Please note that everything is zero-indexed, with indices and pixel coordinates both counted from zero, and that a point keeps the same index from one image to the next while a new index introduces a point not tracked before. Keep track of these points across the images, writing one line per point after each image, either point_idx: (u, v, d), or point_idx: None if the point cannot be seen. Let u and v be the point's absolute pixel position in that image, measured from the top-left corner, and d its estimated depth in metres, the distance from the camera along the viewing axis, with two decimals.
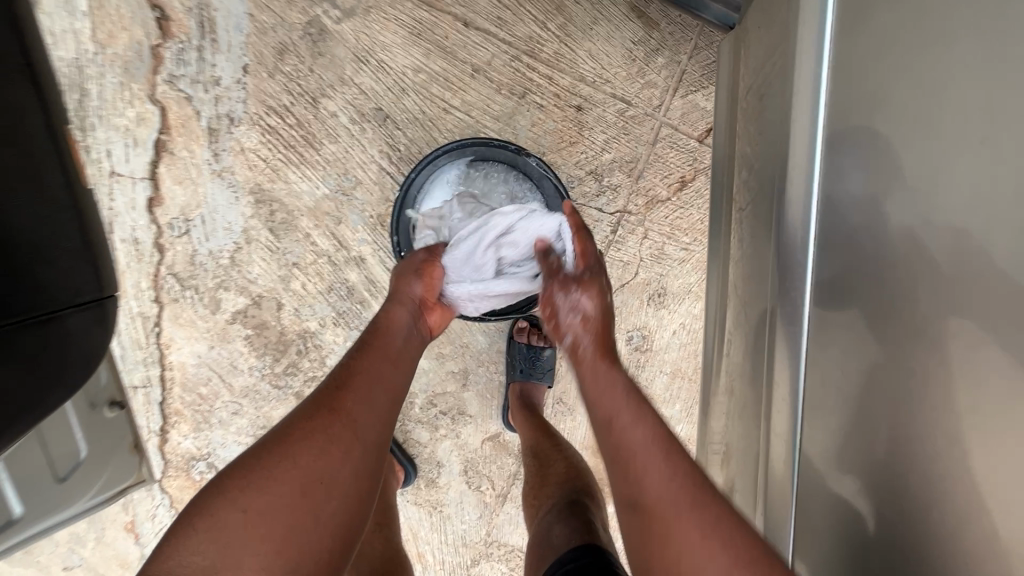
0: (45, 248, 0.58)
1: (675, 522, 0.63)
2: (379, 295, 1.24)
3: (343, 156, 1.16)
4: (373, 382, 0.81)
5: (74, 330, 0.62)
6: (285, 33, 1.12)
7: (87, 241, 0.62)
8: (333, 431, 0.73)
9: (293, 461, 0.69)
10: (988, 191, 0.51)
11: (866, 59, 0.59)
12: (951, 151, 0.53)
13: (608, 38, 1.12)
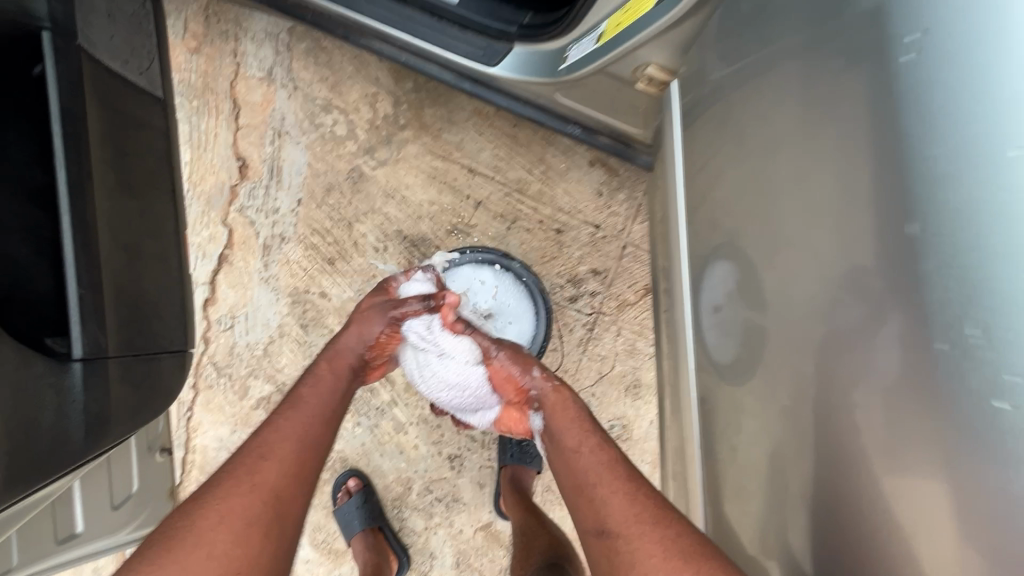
0: (162, 309, 0.81)
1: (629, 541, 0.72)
2: (388, 384, 1.42)
3: (368, 266, 1.44)
4: (291, 439, 0.83)
5: (165, 370, 0.80)
6: (332, 176, 1.45)
7: (184, 307, 0.85)
8: (251, 491, 0.75)
9: (210, 527, 0.71)
10: (809, 271, 0.64)
11: (731, 190, 0.79)
12: (783, 243, 0.68)
13: (579, 180, 1.45)
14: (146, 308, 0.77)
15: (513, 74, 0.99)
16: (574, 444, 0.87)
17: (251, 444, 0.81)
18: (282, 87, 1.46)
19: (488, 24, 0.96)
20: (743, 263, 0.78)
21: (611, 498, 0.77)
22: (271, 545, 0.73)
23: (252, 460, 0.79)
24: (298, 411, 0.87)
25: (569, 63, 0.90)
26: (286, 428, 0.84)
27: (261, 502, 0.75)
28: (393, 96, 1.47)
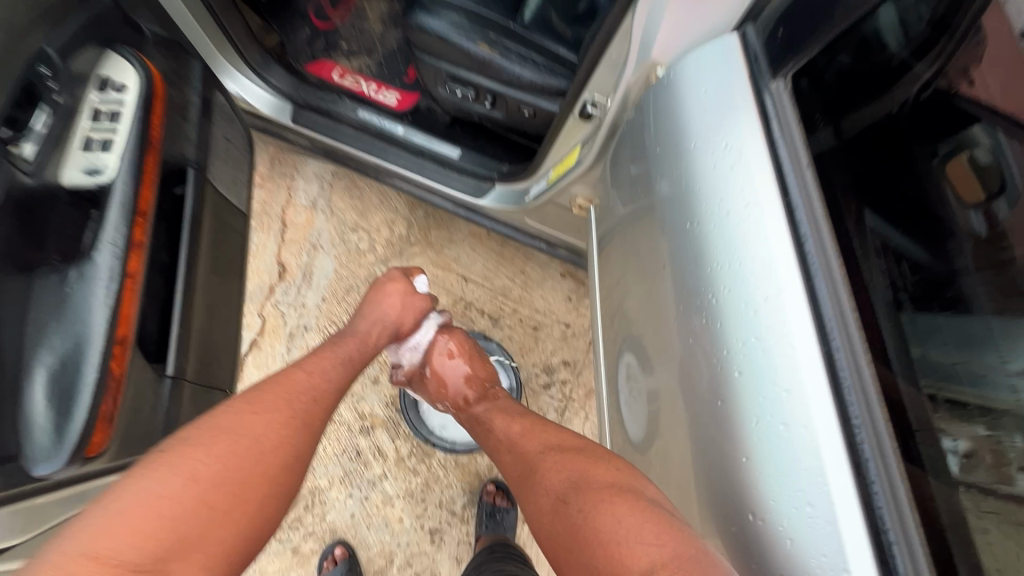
0: (222, 357, 1.07)
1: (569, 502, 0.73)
2: (380, 458, 1.60)
3: None
4: (315, 377, 0.91)
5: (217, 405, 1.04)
6: (354, 279, 1.80)
7: (234, 359, 1.12)
8: (283, 409, 0.82)
9: (244, 430, 0.77)
10: (650, 307, 0.90)
11: (614, 280, 1.09)
12: (638, 298, 0.96)
13: (553, 288, 1.80)
14: (211, 357, 1.02)
15: (497, 205, 1.35)
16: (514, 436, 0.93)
17: (279, 375, 0.88)
18: (322, 212, 1.87)
19: (479, 171, 1.35)
20: (625, 338, 1.03)
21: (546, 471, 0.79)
22: (298, 461, 0.80)
23: (286, 388, 0.86)
24: (323, 363, 0.95)
25: (532, 195, 1.25)
26: (311, 369, 0.92)
27: (291, 416, 0.82)
28: (407, 221, 1.88)
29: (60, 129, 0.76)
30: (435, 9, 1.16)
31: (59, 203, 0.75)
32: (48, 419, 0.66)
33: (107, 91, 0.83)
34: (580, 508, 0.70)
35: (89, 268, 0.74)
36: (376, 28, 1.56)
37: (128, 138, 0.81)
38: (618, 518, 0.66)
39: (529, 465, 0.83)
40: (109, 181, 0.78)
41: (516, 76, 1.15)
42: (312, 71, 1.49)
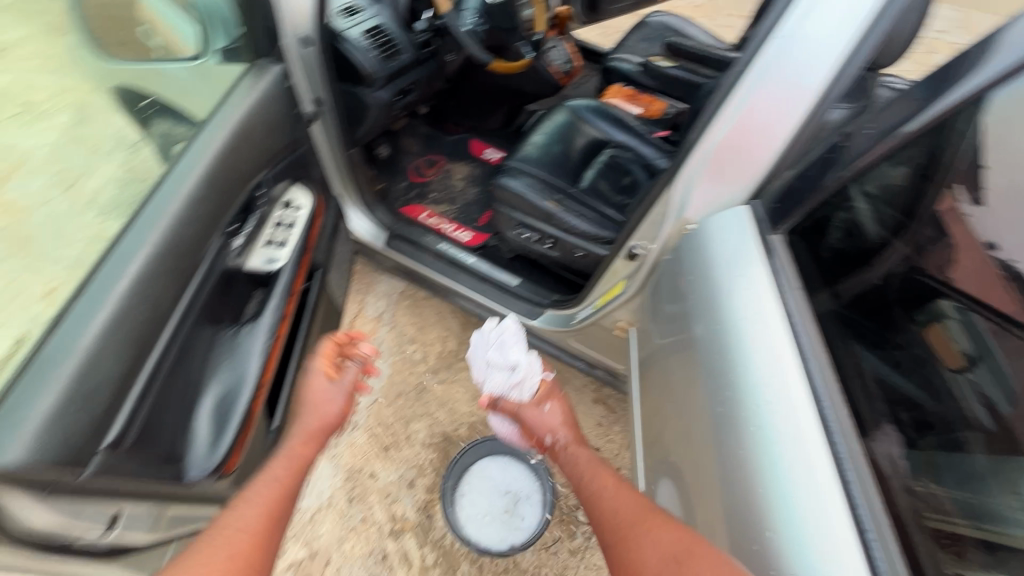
0: (307, 420, 1.24)
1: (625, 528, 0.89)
2: (405, 566, 1.59)
3: (415, 456, 1.79)
4: (256, 514, 0.81)
5: (300, 453, 1.24)
6: (403, 384, 1.94)
7: None
8: (223, 559, 0.73)
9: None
10: (678, 405, 1.04)
11: (647, 394, 1.22)
12: (667, 402, 1.09)
13: (585, 411, 1.92)
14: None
15: (546, 325, 1.59)
16: (587, 478, 1.05)
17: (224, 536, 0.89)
18: (384, 322, 2.07)
19: (533, 297, 1.62)
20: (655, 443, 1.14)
21: (608, 503, 0.96)
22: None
23: (216, 531, 0.77)
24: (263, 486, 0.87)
25: (579, 319, 1.48)
26: (252, 500, 0.83)
27: (225, 560, 0.73)
28: (459, 339, 2.08)
29: (257, 230, 1.05)
30: (517, 174, 1.53)
31: (243, 279, 1.01)
32: (211, 437, 0.93)
33: (286, 208, 1.16)
34: (626, 543, 0.87)
35: (253, 328, 1.01)
36: (460, 185, 2.00)
37: (295, 244, 1.13)
38: (657, 546, 0.83)
39: (591, 507, 0.99)
40: (279, 270, 1.07)
41: (574, 226, 1.48)
42: (406, 211, 1.88)
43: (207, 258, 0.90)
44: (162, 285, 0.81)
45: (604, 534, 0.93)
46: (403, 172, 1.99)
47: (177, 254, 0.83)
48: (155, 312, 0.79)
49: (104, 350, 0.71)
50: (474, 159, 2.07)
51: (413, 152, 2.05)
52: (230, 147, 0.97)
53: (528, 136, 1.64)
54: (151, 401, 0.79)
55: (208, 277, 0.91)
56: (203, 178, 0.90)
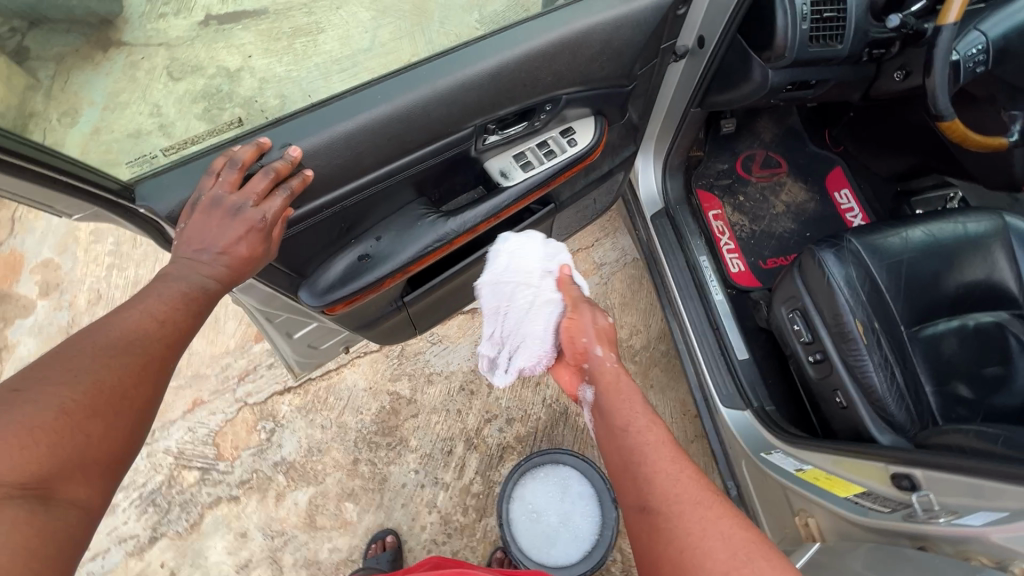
0: (429, 304, 1.31)
1: (675, 499, 0.69)
2: (456, 474, 1.67)
3: (532, 402, 1.76)
4: (167, 310, 0.72)
5: (410, 324, 1.33)
6: None
7: (433, 309, 1.35)
8: (140, 359, 0.65)
9: (87, 388, 0.59)
10: None
11: None
12: None
13: None
14: (433, 308, 1.35)
15: (732, 425, 1.29)
16: (624, 404, 0.84)
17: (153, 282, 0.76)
18: (600, 274, 1.91)
19: (745, 388, 1.30)
20: None
21: (648, 453, 0.75)
22: (176, 335, 0.72)
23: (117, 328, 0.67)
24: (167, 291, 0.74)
25: (768, 457, 1.16)
26: (162, 305, 0.72)
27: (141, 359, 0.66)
28: (647, 343, 1.84)
29: (519, 137, 1.01)
30: (846, 259, 1.11)
31: (473, 171, 1.03)
32: (337, 278, 0.98)
33: (564, 135, 1.05)
34: (680, 520, 0.66)
35: (438, 223, 1.00)
36: (777, 207, 1.61)
37: (542, 173, 1.03)
38: (726, 544, 0.63)
39: (631, 459, 0.75)
40: (506, 186, 1.02)
41: (862, 371, 1.04)
42: (699, 197, 1.60)
43: (446, 140, 0.92)
44: (377, 144, 0.85)
45: (646, 498, 0.70)
46: (731, 154, 1.66)
47: (406, 125, 0.86)
48: (356, 161, 0.85)
49: (309, 164, 0.82)
50: (817, 190, 1.63)
51: (759, 140, 1.68)
52: (542, 52, 0.90)
53: (908, 223, 1.16)
54: (311, 224, 0.89)
55: (432, 155, 0.92)
56: (488, 72, 0.88)
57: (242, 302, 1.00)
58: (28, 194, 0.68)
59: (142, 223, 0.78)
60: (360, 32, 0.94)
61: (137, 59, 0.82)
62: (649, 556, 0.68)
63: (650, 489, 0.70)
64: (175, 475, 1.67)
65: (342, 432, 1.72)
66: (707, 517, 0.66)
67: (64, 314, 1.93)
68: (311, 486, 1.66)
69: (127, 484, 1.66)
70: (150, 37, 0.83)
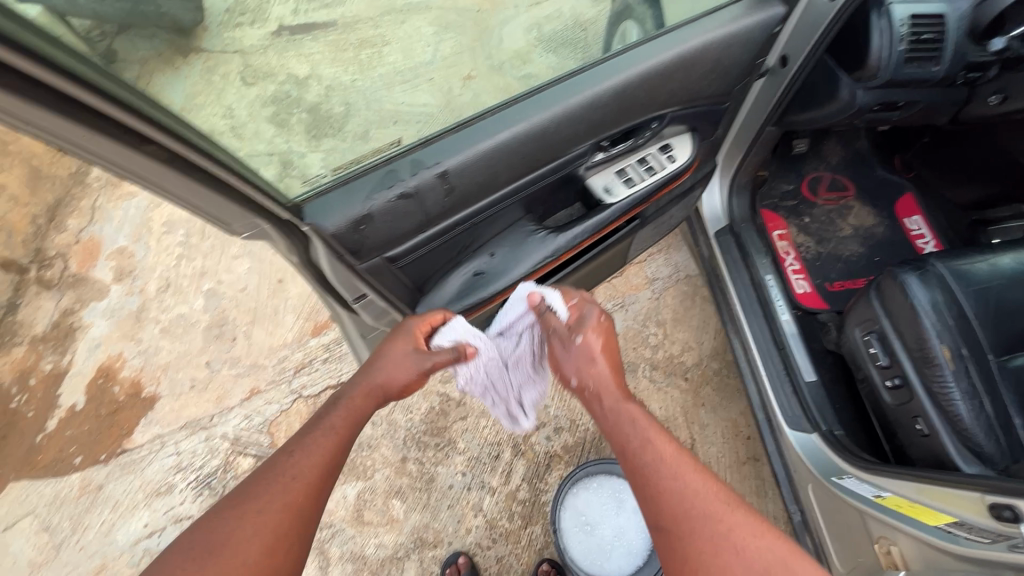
0: None
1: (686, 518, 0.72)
2: (502, 479, 1.67)
3: (580, 412, 1.76)
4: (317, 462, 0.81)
5: None
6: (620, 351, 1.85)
7: None
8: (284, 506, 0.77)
9: (228, 553, 0.71)
10: None
11: None
12: None
13: None
14: None
15: (798, 447, 1.26)
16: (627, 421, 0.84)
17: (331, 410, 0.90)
18: (653, 289, 1.91)
19: (813, 410, 1.27)
20: None
21: (656, 469, 0.77)
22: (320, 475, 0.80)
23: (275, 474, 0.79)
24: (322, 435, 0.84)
25: (840, 482, 1.13)
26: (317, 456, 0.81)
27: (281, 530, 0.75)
28: (699, 361, 1.83)
29: (622, 155, 1.00)
30: (932, 284, 1.08)
31: (575, 188, 1.02)
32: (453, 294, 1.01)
33: (663, 150, 1.04)
34: (699, 544, 0.70)
35: (548, 239, 1.01)
36: (844, 230, 1.59)
37: (642, 189, 1.02)
38: (745, 560, 0.68)
39: (637, 482, 0.77)
40: (610, 203, 1.01)
41: (947, 399, 1.01)
42: (764, 216, 1.60)
43: (562, 159, 0.92)
44: (511, 163, 0.84)
45: (658, 520, 0.74)
46: (796, 175, 1.66)
47: (537, 146, 0.85)
48: (487, 181, 0.84)
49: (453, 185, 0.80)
50: (887, 216, 1.60)
51: (825, 163, 1.67)
52: (659, 72, 0.87)
53: (995, 251, 1.13)
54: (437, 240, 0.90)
55: (549, 173, 0.92)
56: (608, 91, 0.85)
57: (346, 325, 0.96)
58: (219, 210, 0.64)
59: (297, 238, 0.73)
60: (423, 45, 1.03)
61: (213, 64, 0.85)
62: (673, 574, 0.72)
63: (659, 509, 0.74)
64: (230, 460, 1.75)
65: (392, 429, 1.75)
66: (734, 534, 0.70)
67: (135, 299, 2.02)
68: (360, 481, 1.68)
69: (186, 466, 1.73)
70: (228, 44, 0.88)
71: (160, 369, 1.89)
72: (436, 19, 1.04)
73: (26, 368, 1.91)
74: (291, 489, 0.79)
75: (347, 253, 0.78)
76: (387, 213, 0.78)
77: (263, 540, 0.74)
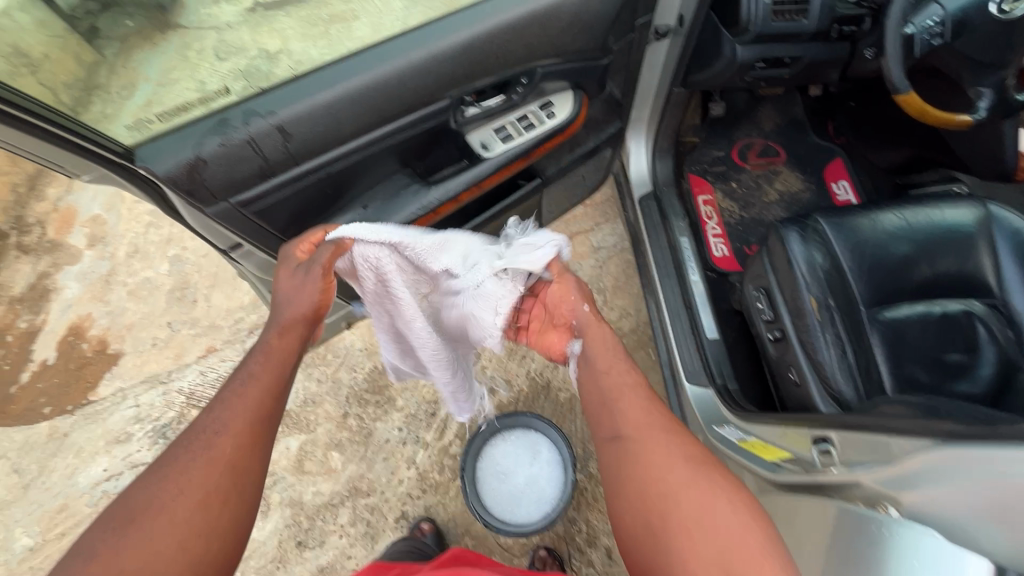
0: None
1: (653, 441, 0.80)
2: (436, 435, 1.75)
3: (515, 374, 1.82)
4: (246, 405, 0.74)
5: None
6: None
7: None
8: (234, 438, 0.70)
9: (168, 495, 0.65)
10: None
11: None
12: None
13: None
14: None
15: (693, 401, 1.29)
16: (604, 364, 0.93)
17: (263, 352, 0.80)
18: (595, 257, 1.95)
19: (711, 364, 1.31)
20: None
21: (627, 407, 0.86)
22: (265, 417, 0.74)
23: (196, 435, 0.71)
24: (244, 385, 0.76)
25: (719, 431, 1.17)
26: (243, 407, 0.73)
27: (211, 484, 0.67)
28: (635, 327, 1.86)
29: (499, 111, 1.00)
30: (809, 240, 1.11)
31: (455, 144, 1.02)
32: None
33: (544, 108, 1.05)
34: (649, 453, 0.79)
35: (422, 193, 0.98)
36: (769, 195, 1.60)
37: (521, 145, 1.02)
38: (678, 463, 0.77)
39: (602, 402, 0.89)
40: (486, 158, 1.01)
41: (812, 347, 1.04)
42: (690, 181, 1.61)
43: (427, 111, 0.88)
44: (357, 113, 0.79)
45: (617, 433, 0.83)
46: (727, 142, 1.66)
47: (385, 96, 0.80)
48: (336, 130, 0.79)
49: (293, 133, 0.74)
50: (815, 182, 1.60)
51: (759, 129, 1.68)
52: (512, 25, 0.86)
53: (881, 209, 1.15)
54: (293, 192, 0.82)
55: (416, 125, 0.89)
56: (460, 44, 0.84)
57: (245, 271, 0.99)
58: (46, 153, 0.63)
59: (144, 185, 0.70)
60: (391, 18, 0.98)
61: (190, 41, 0.94)
62: (624, 490, 0.78)
63: (624, 426, 0.84)
64: (185, 413, 1.86)
65: (335, 387, 1.82)
66: (687, 464, 0.76)
67: (105, 264, 2.12)
68: (302, 434, 1.76)
69: (144, 417, 1.84)
70: (203, 22, 0.94)
71: (126, 329, 1.99)
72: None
73: (4, 326, 2.03)
74: (248, 426, 0.72)
75: (196, 204, 0.73)
76: (222, 158, 0.70)
77: (221, 480, 0.67)
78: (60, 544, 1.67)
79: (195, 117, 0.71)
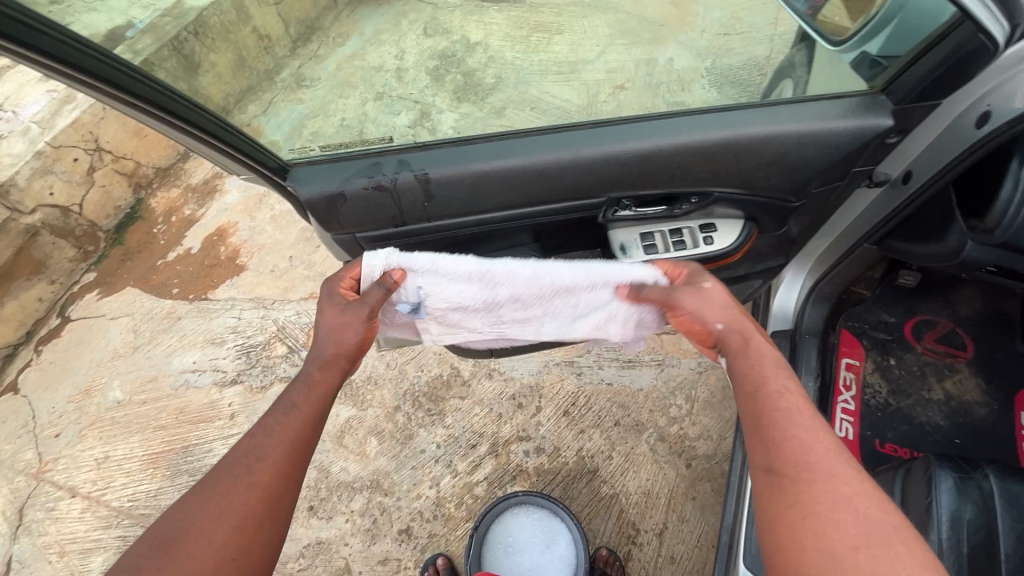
0: None
1: (809, 474, 0.60)
2: (468, 468, 1.71)
3: (567, 444, 1.72)
4: (290, 434, 0.73)
5: None
6: (635, 406, 1.76)
7: None
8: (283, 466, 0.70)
9: (207, 523, 0.64)
10: None
11: None
12: None
13: None
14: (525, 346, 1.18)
15: None
16: (770, 382, 0.70)
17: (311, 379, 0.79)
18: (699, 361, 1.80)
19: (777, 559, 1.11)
20: None
21: (793, 429, 0.64)
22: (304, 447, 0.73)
23: (242, 454, 0.71)
24: (285, 415, 0.73)
25: None
26: (286, 432, 0.73)
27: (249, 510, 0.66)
28: (711, 455, 1.67)
29: (653, 219, 0.91)
30: (966, 494, 0.88)
31: (594, 233, 0.94)
32: None
33: (705, 231, 0.93)
34: (805, 489, 0.59)
35: None
36: (932, 392, 1.32)
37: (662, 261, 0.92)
38: (862, 520, 0.56)
39: (755, 420, 0.67)
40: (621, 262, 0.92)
41: None
42: (840, 337, 1.38)
43: (575, 202, 0.82)
44: (503, 191, 0.77)
45: (773, 460, 0.63)
46: (903, 310, 1.41)
47: (537, 182, 0.77)
48: (477, 201, 0.78)
49: (435, 194, 0.76)
50: (998, 401, 1.30)
51: (950, 310, 1.40)
52: (701, 148, 0.78)
53: None
54: (416, 239, 0.83)
55: (560, 212, 0.84)
56: (636, 153, 0.77)
57: None
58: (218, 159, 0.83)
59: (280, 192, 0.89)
60: (590, 43, 0.95)
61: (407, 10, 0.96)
62: (767, 519, 0.61)
63: (774, 453, 0.64)
64: (271, 342, 2.01)
65: (399, 377, 1.87)
66: (865, 544, 0.54)
67: None
68: (354, 408, 1.83)
69: (239, 331, 2.03)
70: None
71: (257, 247, 2.20)
72: (616, 20, 0.95)
73: (173, 207, 2.32)
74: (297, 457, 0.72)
75: (324, 229, 0.78)
76: (361, 200, 0.75)
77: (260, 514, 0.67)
78: (137, 409, 1.90)
79: (356, 154, 0.75)
